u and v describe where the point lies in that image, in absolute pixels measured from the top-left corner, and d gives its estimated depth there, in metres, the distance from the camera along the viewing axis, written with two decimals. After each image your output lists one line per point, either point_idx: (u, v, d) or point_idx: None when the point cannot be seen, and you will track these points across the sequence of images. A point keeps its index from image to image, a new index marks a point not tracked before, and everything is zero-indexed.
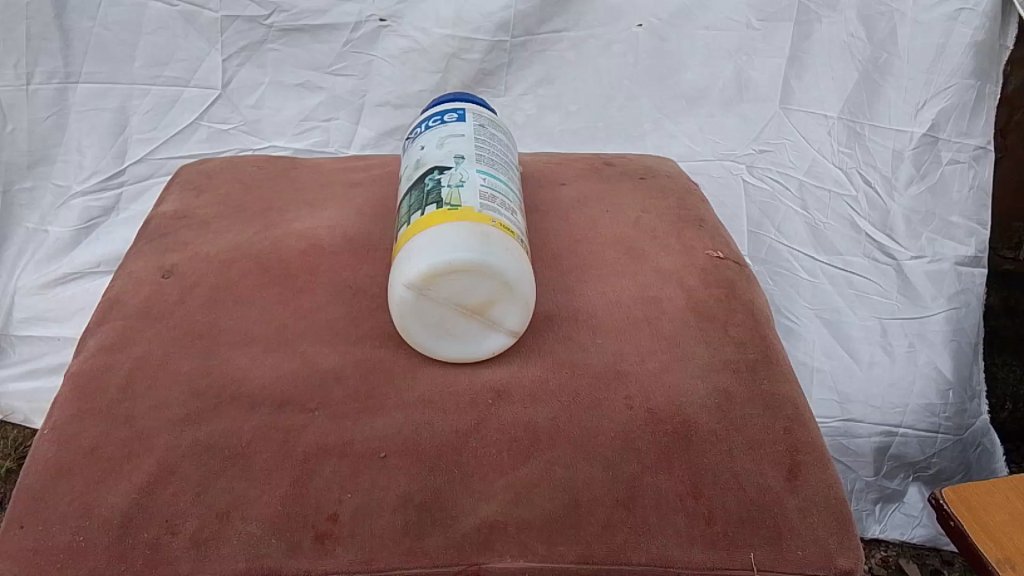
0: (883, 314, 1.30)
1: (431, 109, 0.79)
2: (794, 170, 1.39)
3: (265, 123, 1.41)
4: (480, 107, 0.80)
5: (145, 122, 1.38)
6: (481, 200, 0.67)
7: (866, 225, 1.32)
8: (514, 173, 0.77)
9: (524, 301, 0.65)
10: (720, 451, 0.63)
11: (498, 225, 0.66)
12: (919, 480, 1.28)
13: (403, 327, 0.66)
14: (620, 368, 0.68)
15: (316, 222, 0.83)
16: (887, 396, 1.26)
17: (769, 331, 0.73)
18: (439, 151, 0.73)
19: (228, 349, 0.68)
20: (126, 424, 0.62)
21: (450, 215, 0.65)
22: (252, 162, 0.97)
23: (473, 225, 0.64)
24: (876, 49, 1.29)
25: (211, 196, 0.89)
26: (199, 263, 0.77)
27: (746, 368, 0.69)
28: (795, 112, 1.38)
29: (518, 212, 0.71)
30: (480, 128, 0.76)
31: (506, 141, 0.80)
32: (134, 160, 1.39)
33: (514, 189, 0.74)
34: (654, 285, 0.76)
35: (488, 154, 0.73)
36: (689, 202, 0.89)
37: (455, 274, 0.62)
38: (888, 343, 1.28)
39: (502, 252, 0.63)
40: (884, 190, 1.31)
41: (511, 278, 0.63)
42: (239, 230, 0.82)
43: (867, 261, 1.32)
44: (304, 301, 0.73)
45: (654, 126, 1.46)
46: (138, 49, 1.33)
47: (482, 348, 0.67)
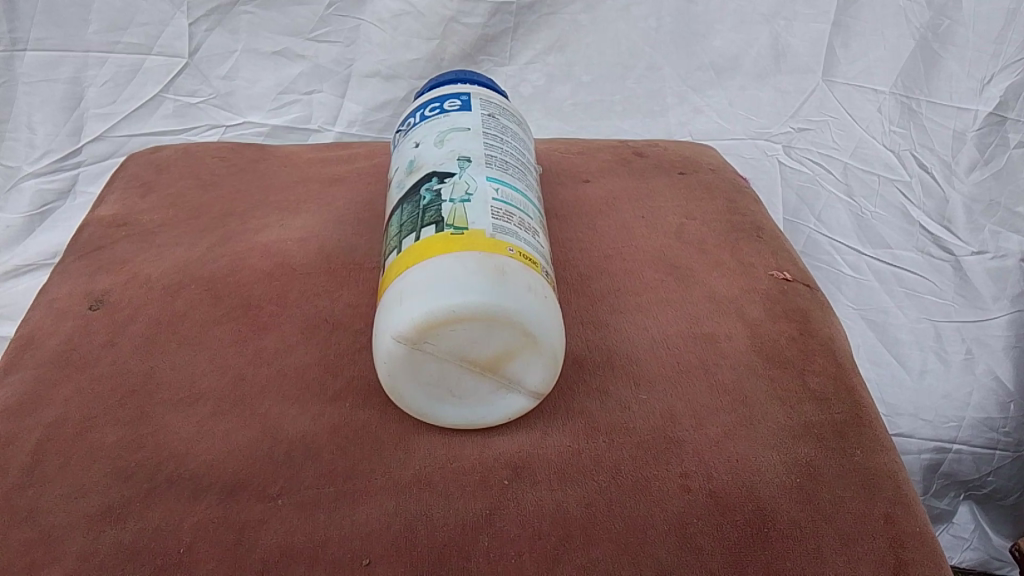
0: (936, 316, 1.11)
1: (428, 94, 0.63)
2: (837, 151, 1.20)
3: (239, 97, 1.22)
4: (488, 90, 0.64)
5: (103, 95, 1.17)
6: (494, 220, 0.51)
7: (921, 215, 1.13)
8: (534, 176, 0.61)
9: (553, 355, 0.49)
10: (807, 552, 0.48)
11: (517, 253, 0.50)
12: (971, 498, 1.13)
13: (393, 388, 0.50)
14: (672, 435, 0.53)
15: (286, 232, 0.67)
16: (940, 409, 1.08)
17: (855, 379, 0.58)
18: (438, 150, 0.57)
19: (168, 411, 0.53)
20: (28, 522, 0.47)
21: (454, 242, 0.49)
22: (213, 152, 0.81)
23: (484, 257, 0.48)
24: (936, 15, 1.11)
25: (159, 196, 0.73)
26: (139, 290, 0.61)
27: (831, 435, 0.54)
28: (840, 85, 1.20)
29: (542, 231, 0.55)
30: (491, 118, 0.60)
31: (523, 133, 0.64)
32: (92, 138, 1.19)
33: (535, 200, 0.58)
34: (709, 318, 0.60)
35: (501, 154, 0.57)
36: (740, 203, 0.73)
37: (461, 324, 0.46)
38: (943, 350, 1.09)
39: (523, 294, 0.47)
40: (942, 176, 1.13)
41: (536, 328, 0.47)
42: (191, 243, 0.66)
43: (920, 256, 1.13)
44: (267, 342, 0.57)
45: (678, 100, 1.26)
46: (92, 12, 1.12)
47: (496, 412, 0.51)
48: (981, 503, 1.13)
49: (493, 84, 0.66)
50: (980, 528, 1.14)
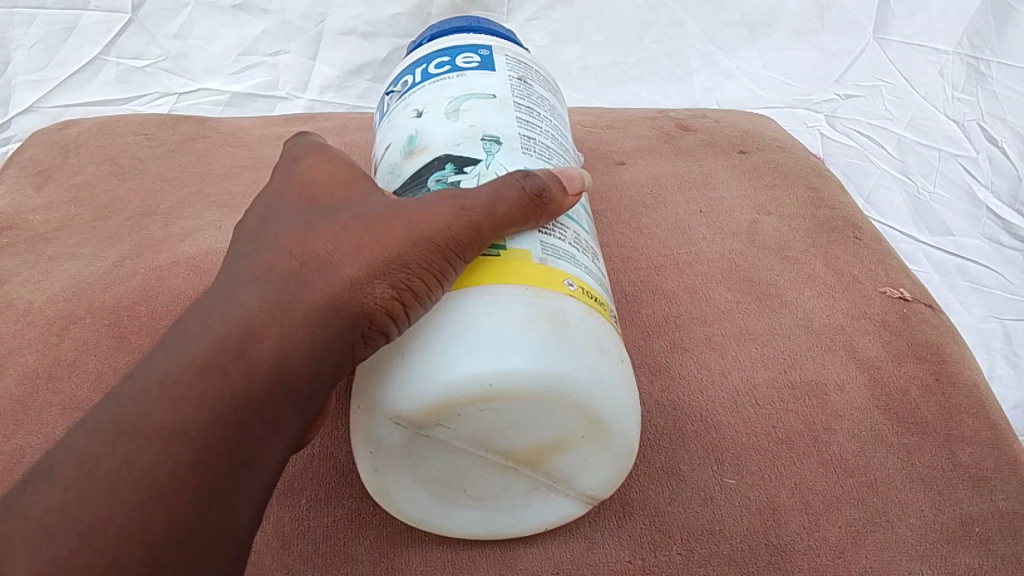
0: (1006, 313, 0.77)
1: (428, 43, 0.44)
2: (890, 121, 0.91)
3: (193, 60, 0.90)
4: (512, 43, 0.45)
5: (35, 57, 0.86)
6: (542, 236, 0.34)
7: (988, 197, 0.83)
8: (575, 169, 0.44)
9: (625, 448, 0.33)
10: None
11: (579, 288, 0.33)
12: None
13: (380, 486, 0.33)
14: (775, 542, 0.36)
15: (224, 238, 0.50)
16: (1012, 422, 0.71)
17: (1016, 447, 0.42)
18: (453, 125, 0.39)
19: None
20: None
21: (487, 270, 0.32)
22: (139, 128, 0.62)
23: (535, 297, 0.31)
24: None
25: (61, 188, 0.55)
26: (18, 327, 0.43)
27: (1001, 535, 0.38)
28: (894, 44, 0.94)
29: (598, 252, 0.38)
30: (521, 83, 0.42)
31: (559, 106, 0.46)
32: (22, 109, 0.85)
33: (583, 204, 0.41)
34: (810, 357, 0.44)
35: (540, 136, 0.40)
36: (824, 192, 0.56)
37: (498, 402, 0.29)
38: (1012, 351, 0.75)
39: (592, 358, 0.31)
40: (1014, 152, 0.85)
41: (609, 412, 0.31)
42: (95, 255, 0.49)
43: (988, 245, 0.81)
44: None
45: (703, 61, 0.97)
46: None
47: (526, 522, 0.35)
48: None
49: (513, 37, 0.47)
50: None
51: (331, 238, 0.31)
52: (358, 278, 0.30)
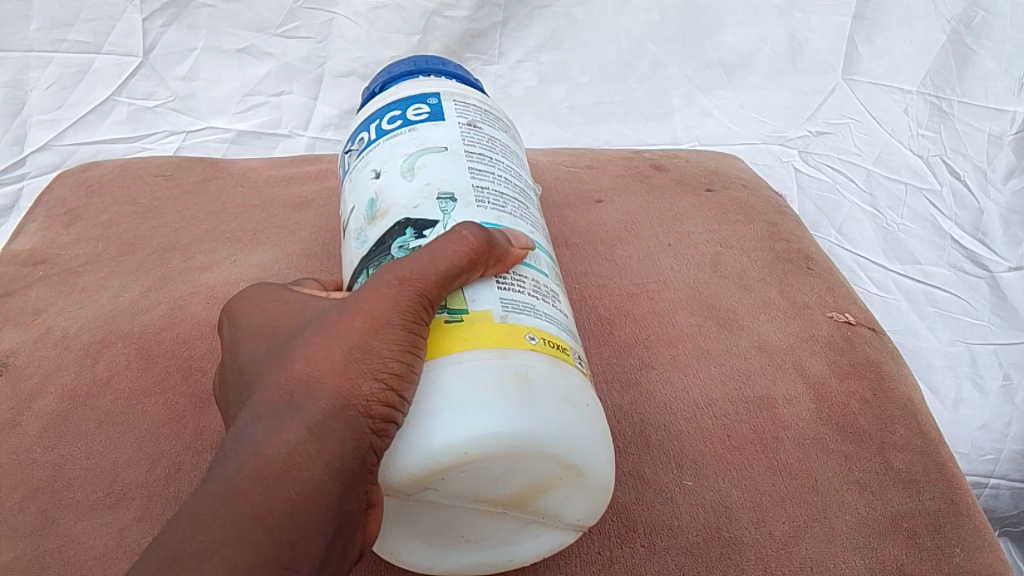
0: (971, 338, 0.82)
1: (383, 96, 0.47)
2: (861, 157, 0.96)
3: (200, 100, 0.95)
4: (456, 86, 0.48)
5: (49, 99, 0.90)
6: (500, 293, 0.35)
7: (952, 228, 0.88)
8: (535, 206, 0.46)
9: (604, 483, 0.34)
10: None
11: (540, 340, 0.34)
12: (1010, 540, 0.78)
13: (380, 544, 0.35)
14: (728, 536, 0.41)
15: (237, 271, 0.55)
16: (976, 440, 0.76)
17: (944, 453, 0.47)
18: (409, 185, 0.41)
19: (74, 518, 0.41)
20: None
21: (450, 336, 0.33)
22: (157, 170, 0.68)
23: (496, 359, 0.32)
24: (970, 7, 0.90)
25: (87, 227, 0.61)
26: (55, 352, 0.49)
27: (926, 530, 0.43)
28: (863, 85, 0.98)
29: (561, 290, 0.41)
30: (472, 128, 0.45)
31: (511, 142, 0.49)
32: (37, 149, 0.90)
33: (542, 242, 0.43)
34: (763, 374, 0.49)
35: (493, 183, 0.43)
36: (782, 226, 0.62)
37: (474, 465, 0.31)
38: (977, 374, 0.80)
39: (556, 408, 0.32)
40: (975, 185, 0.88)
41: (580, 454, 0.32)
42: (121, 286, 0.54)
43: (952, 274, 0.86)
44: (211, 419, 0.45)
45: (683, 101, 1.03)
46: (34, 6, 0.87)
47: (526, 554, 0.37)
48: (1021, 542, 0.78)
49: (459, 72, 0.50)
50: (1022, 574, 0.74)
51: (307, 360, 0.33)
52: (341, 383, 0.32)
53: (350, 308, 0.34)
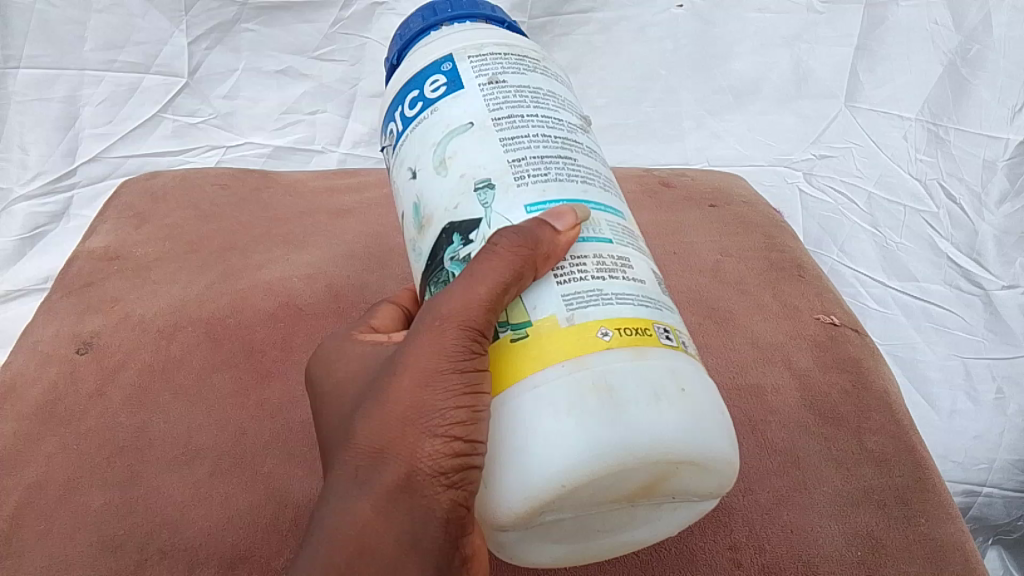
0: (966, 352, 0.89)
1: (400, 73, 0.43)
2: (862, 179, 1.00)
3: (241, 117, 1.01)
4: (470, 29, 0.42)
5: (102, 113, 0.97)
6: (564, 296, 0.35)
7: (949, 247, 0.94)
8: (595, 150, 0.41)
9: (722, 461, 0.33)
10: None
11: (614, 334, 0.33)
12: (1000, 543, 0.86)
13: (518, 557, 0.37)
14: (719, 502, 0.48)
15: (290, 269, 0.62)
16: (971, 450, 0.85)
17: (915, 438, 0.53)
18: (443, 183, 0.38)
19: (156, 473, 0.48)
20: None
21: (521, 358, 0.34)
22: (214, 179, 0.75)
23: (573, 374, 0.32)
24: (966, 39, 0.95)
25: (155, 229, 0.68)
26: (134, 334, 0.56)
27: (895, 502, 0.49)
28: (864, 111, 1.01)
29: (635, 252, 0.38)
30: (495, 84, 0.39)
31: (548, 73, 0.42)
32: (88, 159, 0.97)
33: (604, 200, 0.39)
34: (756, 367, 0.55)
35: (531, 144, 0.38)
36: (778, 238, 0.68)
37: (582, 487, 0.31)
38: (972, 387, 0.88)
39: (645, 409, 0.31)
40: (970, 208, 0.94)
41: (681, 445, 0.31)
42: (187, 280, 0.61)
43: (949, 290, 0.93)
44: (271, 393, 0.52)
45: (694, 124, 1.07)
46: (89, 29, 0.94)
47: (666, 526, 0.37)
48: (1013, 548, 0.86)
49: (473, 3, 0.44)
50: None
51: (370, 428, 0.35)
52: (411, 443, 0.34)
53: (401, 362, 0.35)
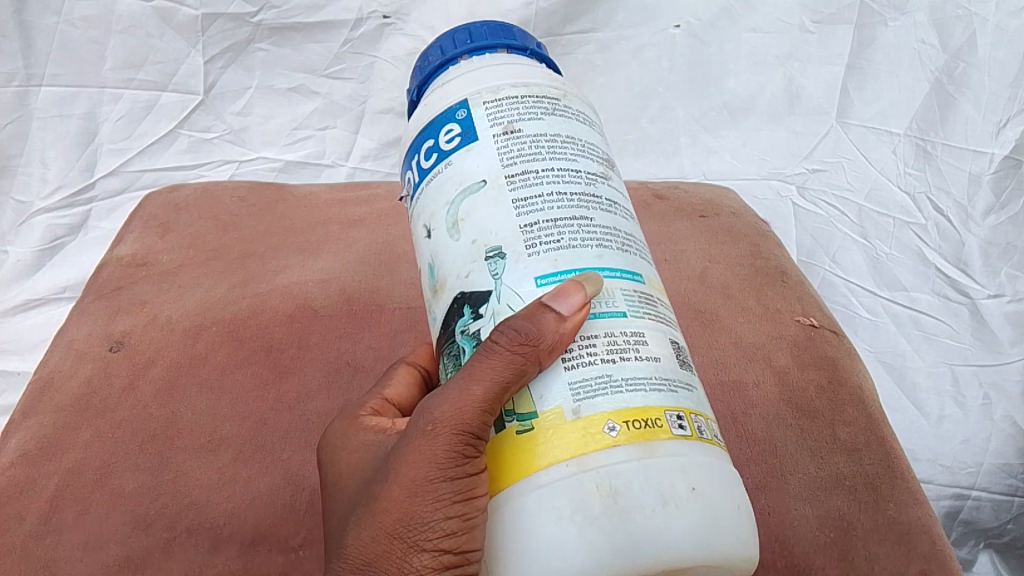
0: (953, 359, 0.94)
1: (419, 115, 0.43)
2: (851, 193, 1.03)
3: (253, 133, 1.05)
4: (488, 68, 0.42)
5: (120, 130, 1.01)
6: (573, 382, 0.35)
7: (936, 257, 0.98)
8: (616, 201, 0.41)
9: (734, 554, 0.34)
10: None
11: (621, 429, 0.33)
12: (992, 547, 0.89)
13: None
14: None
15: (305, 274, 0.67)
16: (958, 454, 0.89)
17: (885, 430, 0.57)
18: (457, 248, 0.38)
19: (184, 458, 0.52)
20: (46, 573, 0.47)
21: (525, 449, 0.34)
22: (233, 191, 0.80)
23: (577, 476, 0.32)
24: (951, 58, 0.98)
25: (178, 237, 0.73)
26: (162, 332, 0.61)
27: (865, 487, 0.52)
28: (854, 127, 1.03)
29: (652, 323, 0.37)
30: (511, 137, 0.39)
31: (569, 116, 0.42)
32: (104, 174, 1.02)
33: (621, 261, 0.38)
34: (739, 366, 0.59)
35: (546, 206, 0.38)
36: (762, 247, 0.72)
37: None
38: (959, 394, 0.92)
39: (650, 516, 0.32)
40: (957, 220, 0.98)
41: (687, 550, 0.32)
42: (210, 285, 0.66)
43: (937, 299, 0.97)
44: (289, 387, 0.56)
45: (690, 139, 1.08)
46: (108, 49, 0.98)
47: None
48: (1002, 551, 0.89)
49: (495, 33, 0.44)
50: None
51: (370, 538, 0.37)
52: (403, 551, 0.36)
53: (395, 469, 0.37)
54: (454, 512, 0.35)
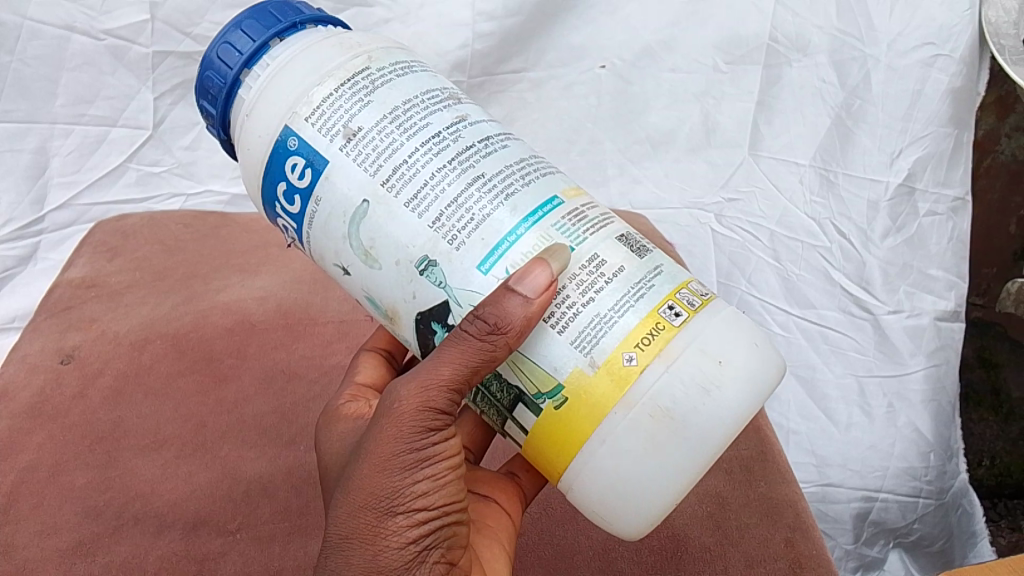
0: (859, 371, 0.97)
1: (250, 157, 0.52)
2: (764, 218, 1.03)
3: (201, 166, 1.10)
4: (284, 89, 0.51)
5: (70, 163, 1.06)
6: (581, 341, 0.46)
7: (840, 277, 0.99)
8: (480, 135, 0.49)
9: (769, 370, 0.47)
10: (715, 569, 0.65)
11: (640, 352, 0.45)
12: (901, 546, 0.96)
13: None
14: None
15: (244, 292, 0.81)
16: (867, 459, 0.94)
17: (761, 421, 0.76)
18: (389, 273, 0.49)
19: (131, 456, 0.68)
20: (7, 555, 0.61)
21: (584, 412, 0.45)
22: (177, 218, 0.91)
23: (633, 414, 0.45)
24: (849, 95, 0.97)
25: (125, 260, 0.85)
26: (111, 346, 0.76)
27: (740, 469, 0.72)
28: (765, 159, 1.02)
29: (595, 238, 0.48)
30: (354, 139, 0.48)
31: (377, 79, 0.50)
32: (55, 207, 1.06)
33: (530, 200, 0.48)
34: None
35: (432, 188, 0.47)
36: None
37: (691, 472, 0.46)
38: (866, 403, 0.96)
39: (703, 403, 0.45)
40: (858, 242, 0.98)
41: (741, 398, 0.46)
42: (155, 300, 0.80)
43: (843, 316, 0.99)
44: (227, 393, 0.72)
45: (618, 171, 1.08)
46: (60, 85, 1.03)
47: None
48: (911, 549, 0.96)
49: (251, 33, 0.52)
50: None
51: (353, 509, 0.49)
52: (381, 518, 0.48)
53: (366, 450, 0.49)
54: (425, 475, 0.49)
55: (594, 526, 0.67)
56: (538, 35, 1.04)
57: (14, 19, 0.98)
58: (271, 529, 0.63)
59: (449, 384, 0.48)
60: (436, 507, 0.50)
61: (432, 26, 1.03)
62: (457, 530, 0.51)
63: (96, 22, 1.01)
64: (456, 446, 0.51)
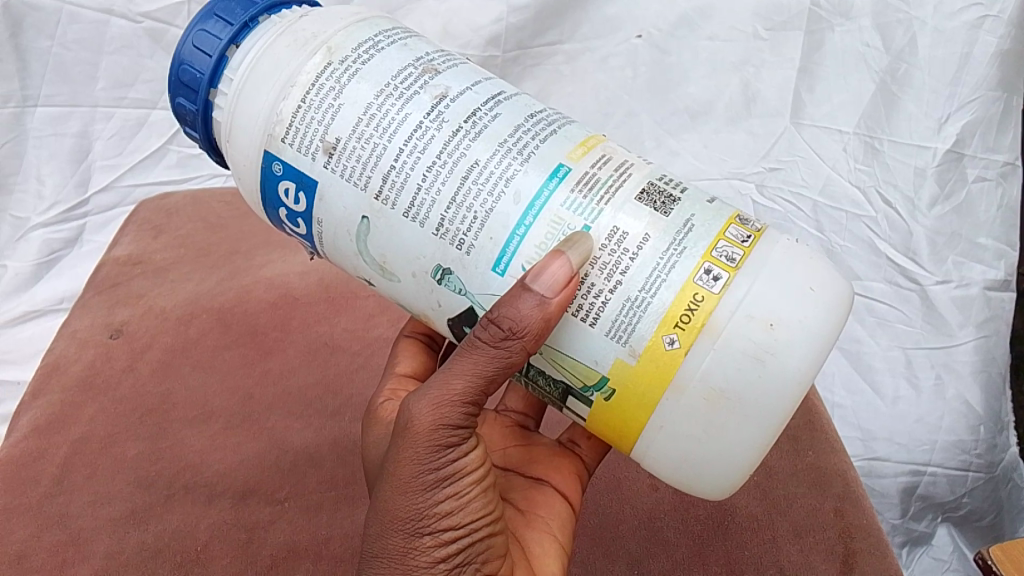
0: (906, 342, 0.95)
1: (249, 185, 0.54)
2: (807, 189, 1.00)
3: None
4: (254, 111, 0.51)
5: (112, 146, 1.08)
6: (618, 327, 0.46)
7: (886, 247, 0.96)
8: (468, 112, 0.48)
9: (832, 316, 0.46)
10: (764, 540, 0.65)
11: (681, 332, 0.45)
12: (949, 521, 0.94)
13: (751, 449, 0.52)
14: None
15: (285, 268, 0.83)
16: (914, 432, 0.93)
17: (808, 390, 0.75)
18: (409, 282, 0.50)
19: (179, 427, 0.69)
20: (59, 526, 0.63)
21: (635, 400, 0.47)
22: (218, 197, 0.92)
23: (687, 396, 0.45)
24: (894, 59, 0.94)
25: (169, 238, 0.87)
26: (158, 321, 0.77)
27: (787, 439, 0.71)
28: (807, 127, 1.00)
29: (611, 209, 0.46)
30: (335, 153, 0.49)
31: (340, 77, 0.49)
32: (98, 189, 1.08)
33: (533, 180, 0.47)
34: None
35: (426, 190, 0.47)
36: None
37: (764, 438, 0.47)
38: (913, 375, 0.94)
39: (756, 374, 0.44)
40: (904, 211, 0.95)
41: (804, 358, 0.45)
42: (200, 279, 0.82)
43: (889, 287, 0.96)
44: (272, 366, 0.73)
45: (655, 144, 1.06)
46: (100, 69, 1.04)
47: None
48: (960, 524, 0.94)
49: (206, 49, 0.52)
50: (962, 551, 0.93)
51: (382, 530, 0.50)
52: (407, 540, 0.49)
53: (388, 471, 0.50)
54: (446, 495, 0.49)
55: (638, 496, 0.67)
56: (574, 5, 1.03)
57: (53, 4, 0.99)
58: (318, 495, 0.64)
59: (461, 397, 0.48)
60: (462, 525, 0.50)
61: (465, 0, 1.02)
62: (491, 543, 0.51)
63: (132, 6, 1.01)
64: (476, 459, 0.51)
